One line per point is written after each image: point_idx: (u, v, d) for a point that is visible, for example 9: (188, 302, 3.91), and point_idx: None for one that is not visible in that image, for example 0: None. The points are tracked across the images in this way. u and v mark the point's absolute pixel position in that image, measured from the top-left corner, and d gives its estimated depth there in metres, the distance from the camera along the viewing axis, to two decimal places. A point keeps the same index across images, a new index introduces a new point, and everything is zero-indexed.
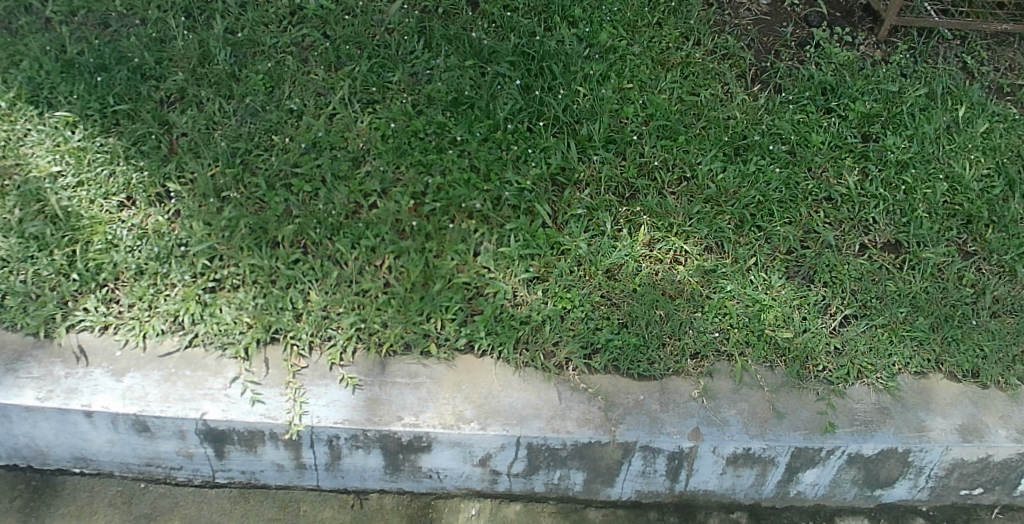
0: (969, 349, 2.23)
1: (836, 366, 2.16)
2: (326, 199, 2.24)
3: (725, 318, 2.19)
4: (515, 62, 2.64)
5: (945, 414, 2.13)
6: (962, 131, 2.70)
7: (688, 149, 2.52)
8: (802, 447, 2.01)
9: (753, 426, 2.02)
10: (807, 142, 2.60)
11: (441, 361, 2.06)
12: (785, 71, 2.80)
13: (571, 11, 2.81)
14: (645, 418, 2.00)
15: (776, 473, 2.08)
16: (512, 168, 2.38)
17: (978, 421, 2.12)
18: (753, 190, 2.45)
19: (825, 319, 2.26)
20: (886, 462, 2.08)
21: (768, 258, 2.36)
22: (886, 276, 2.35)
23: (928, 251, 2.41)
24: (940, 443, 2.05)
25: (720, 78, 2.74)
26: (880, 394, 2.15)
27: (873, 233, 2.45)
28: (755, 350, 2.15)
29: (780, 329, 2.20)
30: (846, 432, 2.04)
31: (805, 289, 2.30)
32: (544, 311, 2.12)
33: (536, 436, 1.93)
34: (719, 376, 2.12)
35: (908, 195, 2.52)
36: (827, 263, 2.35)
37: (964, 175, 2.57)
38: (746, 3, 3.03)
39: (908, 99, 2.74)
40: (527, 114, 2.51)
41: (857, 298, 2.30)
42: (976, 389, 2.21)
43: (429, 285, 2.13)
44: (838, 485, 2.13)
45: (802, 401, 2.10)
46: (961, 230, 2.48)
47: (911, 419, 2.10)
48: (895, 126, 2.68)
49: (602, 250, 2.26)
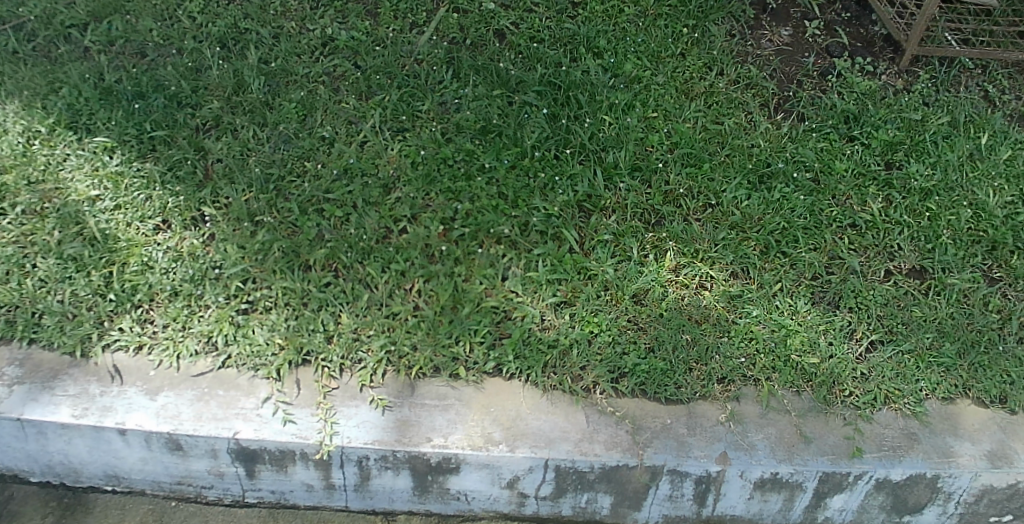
0: (995, 375, 2.24)
1: (863, 391, 2.19)
2: (357, 224, 2.27)
3: (752, 343, 2.21)
4: (541, 91, 2.69)
5: (973, 440, 2.14)
6: (985, 158, 2.71)
7: (713, 176, 2.53)
8: (829, 472, 2.03)
9: (781, 451, 2.05)
10: (830, 169, 2.61)
11: (469, 383, 2.08)
12: (808, 100, 2.82)
13: (595, 42, 2.86)
14: (672, 442, 2.03)
15: (804, 499, 2.11)
16: (540, 195, 2.40)
17: (1007, 448, 2.13)
18: (778, 217, 2.46)
19: (851, 344, 2.28)
20: (915, 487, 2.09)
21: (794, 283, 2.37)
22: (911, 301, 2.36)
23: (952, 277, 2.43)
24: (969, 469, 2.07)
25: (744, 106, 2.76)
26: (907, 419, 2.17)
27: (898, 259, 2.46)
28: (781, 375, 2.17)
29: (806, 355, 2.22)
30: (874, 457, 2.07)
31: (831, 314, 2.31)
32: (572, 335, 2.14)
33: (564, 458, 1.95)
34: (746, 400, 2.15)
35: (933, 222, 2.52)
36: (852, 289, 2.35)
37: (988, 202, 2.58)
38: (767, 34, 3.07)
39: (931, 128, 2.76)
40: (554, 141, 2.55)
41: (883, 324, 2.31)
42: (1004, 414, 2.22)
43: (458, 309, 2.15)
44: (866, 511, 2.15)
45: (830, 426, 2.12)
46: (986, 256, 2.49)
47: (939, 445, 2.11)
48: (918, 154, 2.69)
49: (628, 275, 2.28)
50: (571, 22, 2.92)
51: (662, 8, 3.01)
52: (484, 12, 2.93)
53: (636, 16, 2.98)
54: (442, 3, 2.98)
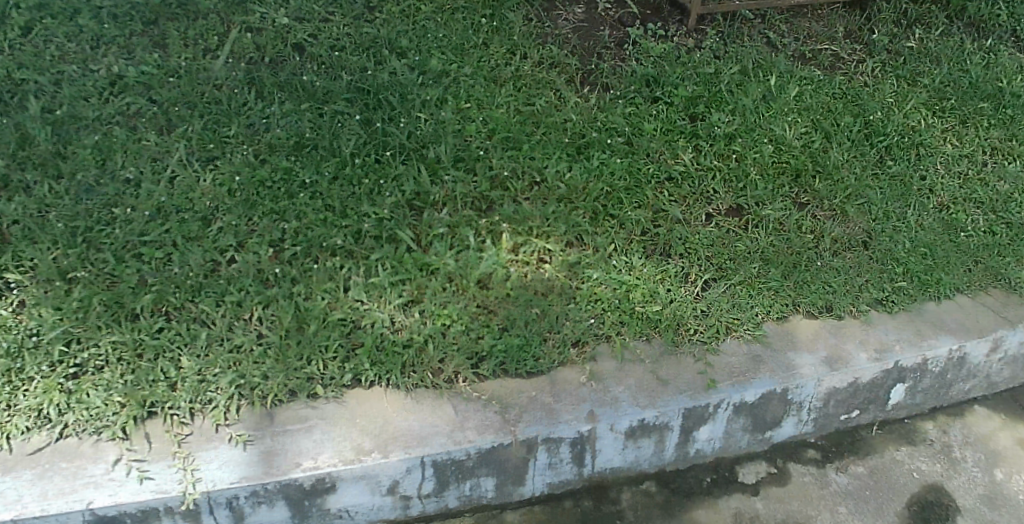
0: (819, 288, 2.52)
1: (706, 327, 2.37)
2: (181, 262, 2.20)
3: (597, 304, 2.33)
4: (351, 98, 2.70)
5: (811, 350, 2.41)
6: (777, 98, 2.95)
7: (533, 155, 2.61)
8: (691, 407, 2.21)
9: (642, 398, 2.20)
10: (640, 131, 2.74)
11: (330, 400, 2.06)
12: (609, 70, 2.96)
13: (397, 42, 2.89)
14: (541, 412, 2.12)
15: (673, 437, 2.28)
16: (368, 201, 2.40)
17: (841, 350, 2.43)
18: (600, 183, 2.56)
19: (688, 287, 2.45)
20: (769, 404, 2.34)
21: (626, 241, 2.48)
22: (733, 238, 2.56)
23: (766, 209, 2.64)
24: (812, 377, 2.34)
25: (551, 85, 2.86)
26: (750, 343, 2.39)
27: (716, 202, 2.63)
28: (630, 328, 2.32)
29: (649, 304, 2.37)
30: (727, 384, 2.27)
31: (664, 264, 2.46)
32: (425, 331, 2.16)
33: (439, 452, 1.98)
34: (602, 358, 2.27)
35: (740, 162, 2.72)
36: (680, 237, 2.51)
37: (786, 136, 2.83)
38: (562, 13, 3.19)
39: (724, 78, 2.96)
40: (372, 146, 2.55)
41: (713, 263, 2.50)
42: (833, 321, 2.51)
43: (304, 328, 2.12)
44: (731, 436, 2.38)
45: (682, 365, 2.30)
46: (792, 185, 2.73)
47: (781, 361, 2.36)
48: (717, 104, 2.88)
49: (470, 263, 2.31)
50: (369, 27, 2.95)
51: (457, 2, 3.09)
52: (279, 28, 2.92)
53: (434, 13, 3.05)
54: (233, 24, 2.93)
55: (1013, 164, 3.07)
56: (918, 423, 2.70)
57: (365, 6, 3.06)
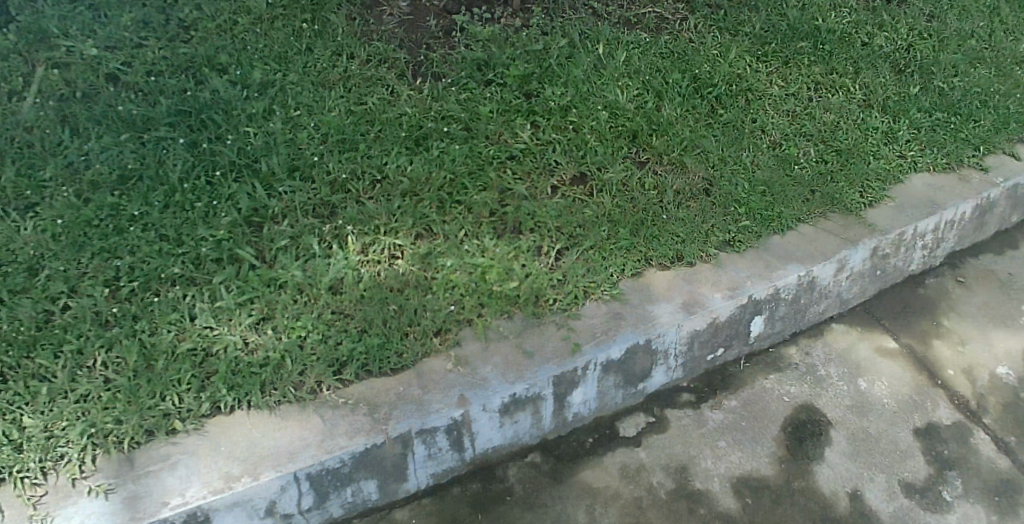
0: (668, 240, 2.62)
1: (564, 294, 2.45)
2: (8, 317, 2.10)
3: (455, 290, 2.36)
4: (174, 122, 2.63)
5: (668, 299, 2.52)
6: (607, 65, 3.06)
7: (371, 154, 2.62)
8: (559, 374, 2.28)
9: (511, 373, 2.25)
10: (477, 115, 2.79)
11: (192, 433, 2.01)
12: (439, 59, 2.99)
13: (216, 58, 2.84)
14: (411, 406, 2.13)
15: (548, 406, 2.35)
16: (203, 224, 2.36)
17: (696, 295, 2.55)
18: (442, 172, 2.60)
19: (542, 259, 2.51)
20: (635, 356, 2.44)
21: (475, 225, 2.53)
22: (580, 205, 2.65)
23: (609, 173, 2.73)
24: (671, 325, 2.45)
25: (381, 81, 2.87)
26: (609, 303, 2.48)
27: (559, 173, 2.71)
28: (490, 308, 2.36)
29: (506, 282, 2.41)
30: (591, 346, 2.35)
31: (516, 241, 2.52)
32: (281, 347, 2.15)
33: (311, 464, 1.97)
34: (467, 342, 2.31)
35: (578, 132, 2.82)
36: (528, 213, 2.57)
37: (619, 101, 2.93)
38: (386, 9, 3.19)
39: (553, 53, 3.05)
40: (201, 169, 2.51)
41: (563, 233, 2.57)
42: (685, 268, 2.63)
43: (153, 365, 2.08)
44: (605, 394, 2.47)
45: (546, 335, 2.36)
46: (631, 146, 2.85)
47: (641, 314, 2.46)
48: (550, 79, 2.97)
49: (319, 271, 2.30)
50: (185, 46, 2.88)
51: (275, 10, 3.04)
52: (88, 60, 2.81)
53: (252, 23, 3.00)
54: (38, 62, 2.80)
55: (835, 97, 3.28)
56: (782, 350, 2.88)
57: (178, 26, 2.99)
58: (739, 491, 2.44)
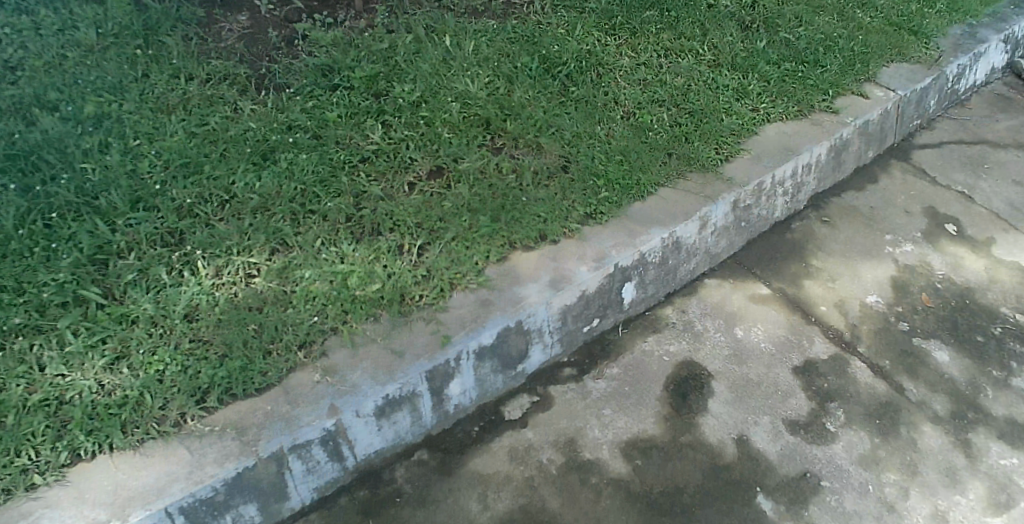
0: (530, 221, 2.65)
1: (430, 289, 2.45)
2: None
3: (316, 301, 2.35)
4: (4, 168, 2.53)
5: (535, 279, 2.55)
6: (456, 55, 3.11)
7: (216, 174, 2.60)
8: (431, 368, 2.30)
9: (382, 374, 2.25)
10: (324, 121, 2.81)
11: (52, 485, 1.94)
12: (283, 69, 2.98)
13: (46, 96, 2.76)
14: (281, 423, 2.11)
15: (426, 402, 2.38)
16: (44, 269, 2.29)
17: (563, 270, 2.59)
18: (292, 184, 2.60)
19: (404, 257, 2.52)
20: (508, 339, 2.48)
21: (332, 232, 2.53)
22: (439, 199, 2.66)
23: (465, 163, 2.77)
24: (540, 303, 2.49)
25: (223, 99, 2.85)
26: (477, 291, 2.49)
27: (416, 169, 2.74)
28: (354, 313, 2.34)
29: (368, 284, 2.41)
30: (461, 335, 2.36)
31: (375, 243, 2.51)
32: (139, 385, 2.11)
33: (182, 496, 1.94)
34: (334, 351, 2.29)
35: (430, 126, 2.85)
36: (386, 213, 2.58)
37: (471, 90, 2.98)
38: (225, 25, 3.17)
39: (399, 49, 3.08)
40: (38, 212, 2.42)
41: (424, 228, 2.58)
42: (550, 247, 2.66)
43: (3, 421, 2.00)
44: (484, 381, 2.52)
45: (414, 332, 2.36)
46: (485, 134, 2.89)
47: (509, 297, 2.48)
48: (398, 76, 2.99)
49: (170, 301, 2.29)
50: (13, 87, 2.79)
51: (106, 40, 2.99)
52: None
53: (83, 57, 2.93)
54: None
55: (685, 61, 3.38)
56: (658, 312, 2.97)
57: (4, 67, 2.90)
58: (628, 455, 2.51)
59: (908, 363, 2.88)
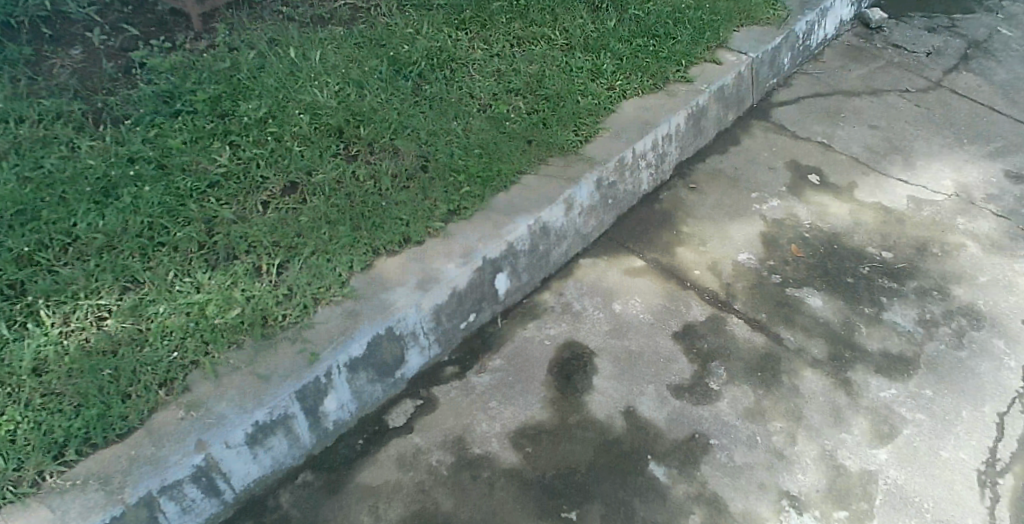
0: (391, 226, 2.65)
1: (293, 307, 2.41)
2: None
3: (173, 336, 2.28)
4: None
5: (402, 283, 2.55)
6: (302, 66, 3.13)
7: (55, 218, 2.50)
8: (301, 388, 2.26)
9: (250, 402, 2.20)
10: (169, 149, 2.75)
11: None
12: (122, 99, 2.93)
13: None
14: (147, 466, 2.04)
15: (302, 422, 2.35)
16: None
17: (429, 271, 2.59)
18: (138, 218, 2.53)
19: (263, 279, 2.48)
20: (381, 346, 2.47)
21: (185, 262, 2.48)
22: (294, 214, 2.65)
23: (319, 175, 2.77)
24: (408, 307, 2.49)
25: (58, 139, 2.75)
26: (342, 303, 2.46)
27: (268, 186, 2.72)
28: (215, 343, 2.28)
29: (227, 311, 2.35)
30: (330, 351, 2.34)
31: (230, 267, 2.48)
32: None
33: None
34: (197, 384, 2.22)
35: (280, 142, 2.84)
36: (239, 235, 2.55)
37: (320, 100, 2.98)
38: (57, 61, 3.07)
39: (242, 67, 3.07)
40: None
41: (282, 245, 2.56)
42: (415, 249, 2.65)
43: None
44: (361, 392, 2.51)
45: (281, 354, 2.32)
46: (338, 142, 2.90)
47: (376, 305, 2.47)
48: (242, 94, 2.97)
49: (14, 355, 2.19)
50: None
51: None
52: None
53: None
54: None
55: (537, 48, 3.43)
56: (536, 298, 2.99)
57: None
58: (518, 443, 2.53)
59: (784, 313, 2.98)
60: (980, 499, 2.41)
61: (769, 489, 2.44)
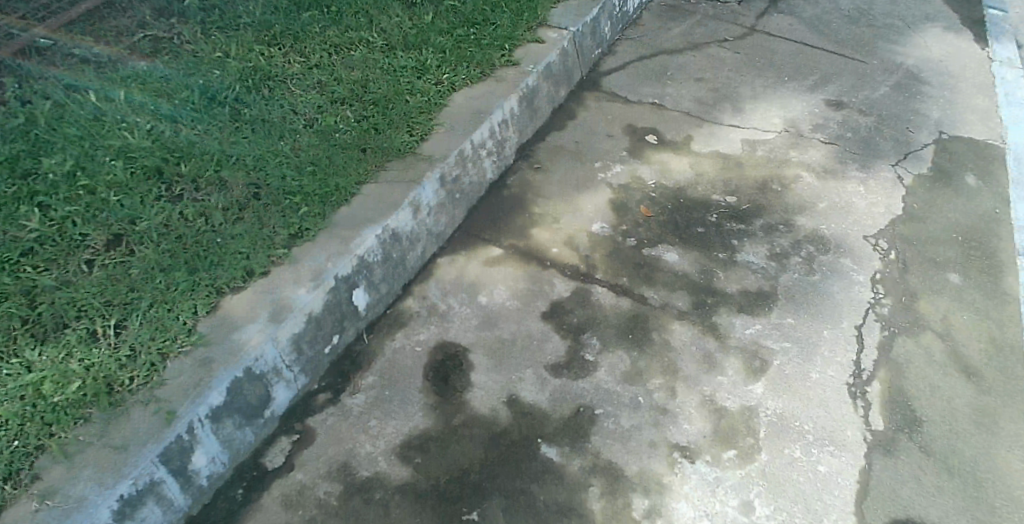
0: (231, 262, 2.53)
1: (139, 367, 2.25)
2: None
3: (8, 426, 2.08)
4: None
5: (253, 318, 2.43)
6: (106, 108, 2.92)
7: None
8: (163, 450, 2.12)
9: (109, 477, 2.03)
10: None
11: None
12: None
13: None
14: None
15: (172, 485, 2.19)
16: None
17: (280, 300, 2.49)
18: None
19: (100, 343, 2.29)
20: (242, 389, 2.35)
21: (8, 341, 2.25)
22: (124, 267, 2.48)
23: (144, 221, 2.59)
24: (264, 342, 2.39)
25: None
26: (193, 353, 2.32)
27: (90, 244, 2.52)
28: (60, 424, 2.11)
29: (66, 386, 2.16)
30: (187, 404, 2.20)
31: (61, 338, 2.28)
32: None
33: None
34: (47, 471, 2.03)
35: (92, 193, 2.62)
36: (66, 301, 2.35)
37: (132, 141, 2.79)
38: None
39: (36, 121, 2.83)
40: None
41: (116, 303, 2.37)
42: (261, 281, 2.54)
43: None
44: (232, 439, 2.37)
45: (135, 419, 2.15)
46: (159, 183, 2.71)
47: (230, 346, 2.35)
48: (42, 149, 2.74)
49: None
50: None
51: None
52: None
53: None
54: None
55: (356, 53, 3.36)
56: (400, 306, 2.92)
57: None
58: (406, 456, 2.48)
59: (645, 273, 3.04)
60: (854, 410, 2.61)
61: (659, 446, 2.51)
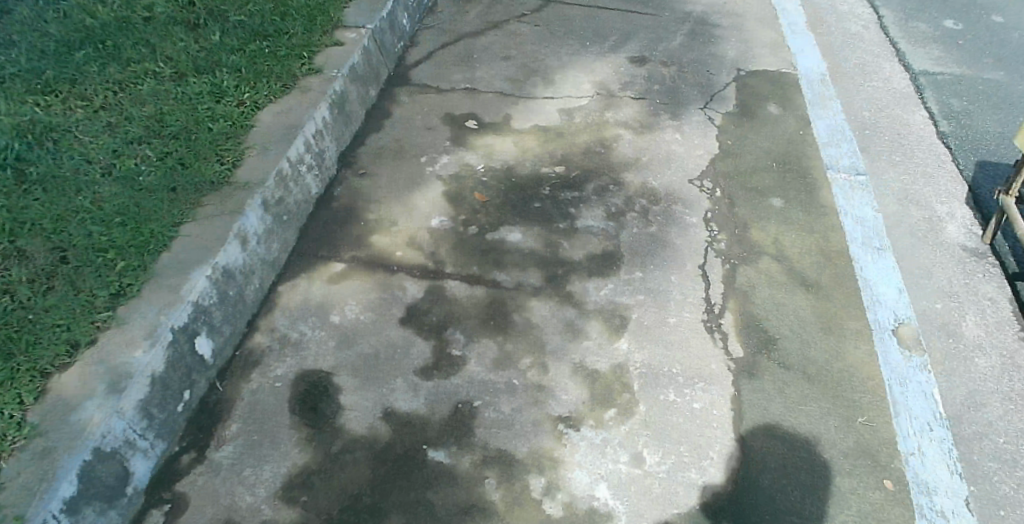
0: (50, 338, 2.29)
1: None
2: None
3: None
4: None
5: (89, 394, 2.21)
6: None
7: None
8: None
9: None
10: None
11: None
12: None
13: None
14: None
15: None
16: None
17: (116, 368, 2.28)
18: None
19: None
20: (94, 474, 2.14)
21: None
22: None
23: None
24: (107, 417, 2.18)
25: None
26: (28, 447, 2.08)
27: None
28: None
29: None
30: (36, 504, 1.98)
31: None
32: None
33: None
34: None
35: None
36: None
37: None
38: None
39: None
40: None
41: None
42: (89, 352, 2.31)
43: None
44: None
45: None
46: None
47: (68, 430, 2.13)
48: None
49: None
50: None
51: None
52: None
53: None
54: None
55: (144, 86, 3.12)
56: (249, 344, 2.73)
57: None
58: (290, 498, 2.34)
59: (493, 258, 3.03)
60: (714, 343, 2.75)
61: (543, 423, 2.52)
